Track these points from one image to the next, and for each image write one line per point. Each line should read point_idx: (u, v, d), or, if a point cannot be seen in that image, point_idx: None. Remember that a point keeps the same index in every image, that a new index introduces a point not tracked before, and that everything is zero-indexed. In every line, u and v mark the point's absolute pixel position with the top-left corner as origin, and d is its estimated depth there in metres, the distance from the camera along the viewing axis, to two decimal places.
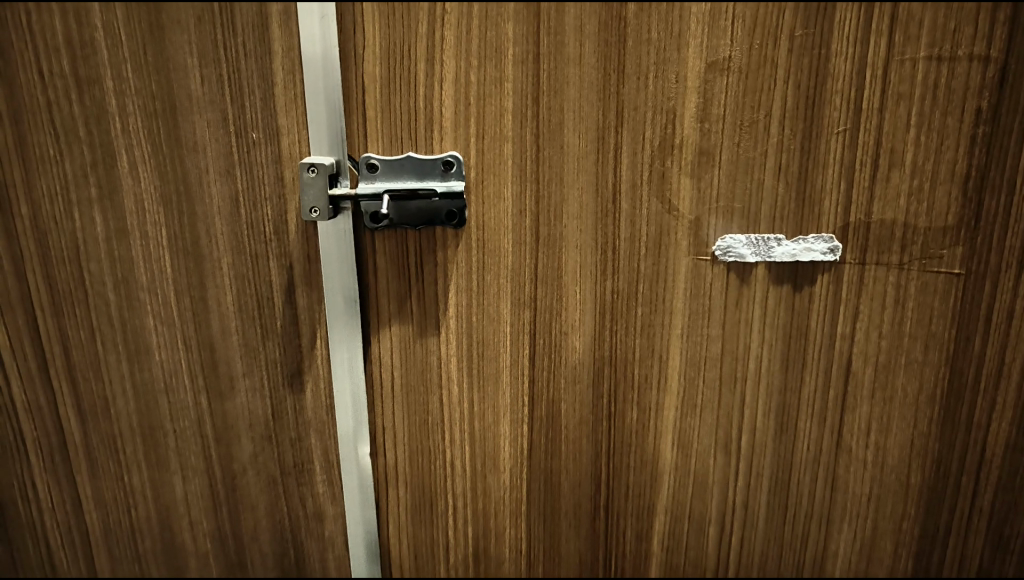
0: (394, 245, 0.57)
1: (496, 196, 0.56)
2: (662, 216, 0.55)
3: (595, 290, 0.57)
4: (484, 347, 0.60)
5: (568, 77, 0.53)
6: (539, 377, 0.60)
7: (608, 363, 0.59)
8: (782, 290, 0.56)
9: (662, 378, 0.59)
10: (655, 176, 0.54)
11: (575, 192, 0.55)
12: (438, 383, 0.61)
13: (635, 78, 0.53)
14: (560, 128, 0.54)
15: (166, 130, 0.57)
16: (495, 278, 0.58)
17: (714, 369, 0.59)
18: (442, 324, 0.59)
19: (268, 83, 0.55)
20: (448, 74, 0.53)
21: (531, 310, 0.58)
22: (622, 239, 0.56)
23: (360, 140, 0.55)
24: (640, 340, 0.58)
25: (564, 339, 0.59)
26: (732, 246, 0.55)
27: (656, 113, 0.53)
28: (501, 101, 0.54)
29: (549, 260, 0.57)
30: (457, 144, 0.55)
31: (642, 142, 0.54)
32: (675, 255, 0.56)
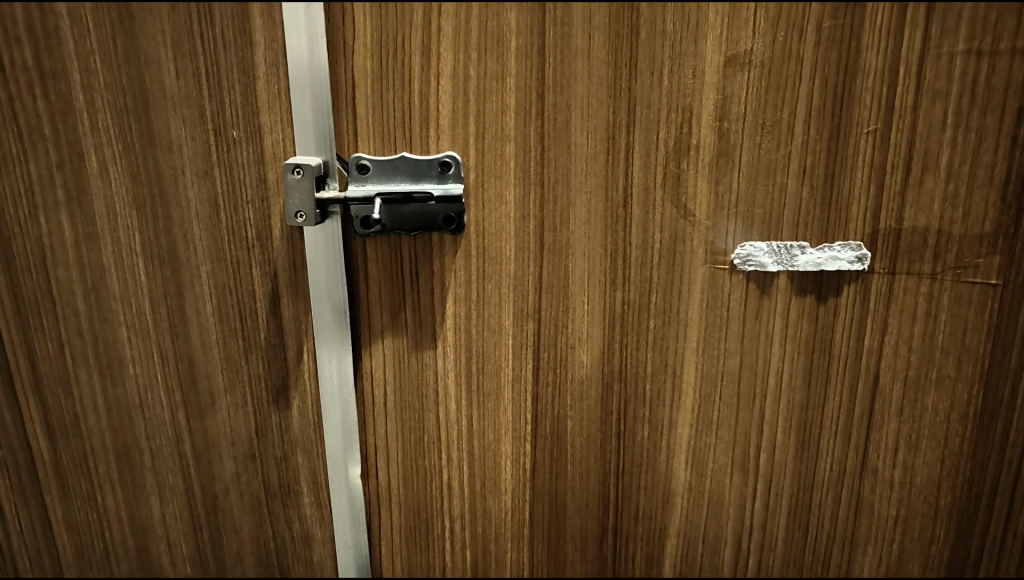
0: (387, 252, 0.53)
1: (497, 200, 0.51)
2: (677, 222, 0.51)
3: (604, 301, 0.53)
4: (484, 361, 0.55)
5: (576, 71, 0.49)
6: (543, 394, 0.56)
7: (617, 378, 0.55)
8: (805, 301, 0.52)
9: (675, 395, 0.55)
10: (670, 178, 0.50)
11: (583, 195, 0.51)
12: (434, 400, 0.57)
13: (648, 72, 0.48)
14: (568, 127, 0.50)
15: (139, 127, 0.52)
16: (496, 288, 0.53)
17: (731, 385, 0.55)
18: (439, 337, 0.55)
19: (248, 77, 0.50)
20: (446, 68, 0.49)
21: (534, 322, 0.54)
22: (634, 246, 0.52)
23: (350, 138, 0.51)
24: (652, 354, 0.54)
25: (571, 353, 0.55)
26: (752, 254, 0.51)
27: (671, 111, 0.49)
28: (503, 97, 0.49)
29: (555, 268, 0.53)
30: (455, 143, 0.50)
31: (656, 142, 0.50)
32: (691, 264, 0.52)
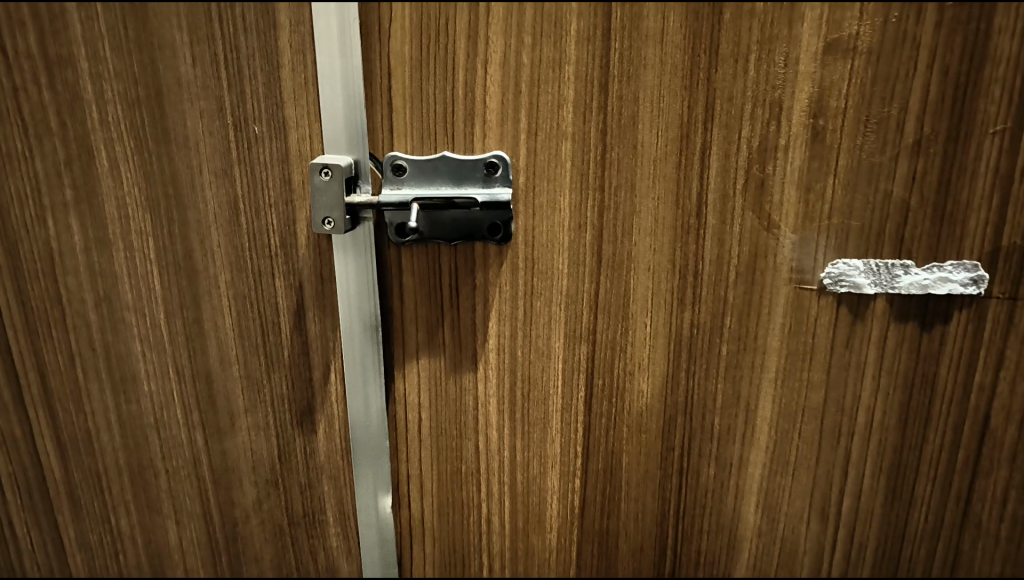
0: (425, 263, 0.47)
1: (549, 206, 0.45)
2: (758, 234, 0.44)
3: (669, 322, 0.47)
4: (531, 386, 0.49)
5: (645, 58, 0.42)
6: (596, 425, 0.50)
7: (681, 410, 0.48)
8: (906, 328, 0.45)
9: (748, 431, 0.48)
10: (752, 184, 0.43)
11: (649, 202, 0.44)
12: (474, 428, 0.51)
13: (731, 60, 0.41)
14: (634, 123, 0.43)
15: (152, 121, 0.47)
16: (546, 305, 0.47)
17: (814, 421, 0.48)
18: (480, 358, 0.49)
19: (272, 64, 0.44)
20: (496, 54, 0.42)
21: (588, 344, 0.48)
22: (706, 262, 0.45)
23: (384, 134, 0.45)
24: (723, 385, 0.48)
25: (629, 380, 0.48)
26: (846, 273, 0.44)
27: (756, 106, 0.42)
28: (560, 88, 0.43)
29: (613, 285, 0.46)
30: (503, 142, 0.44)
31: (737, 142, 0.43)
32: (773, 283, 0.45)
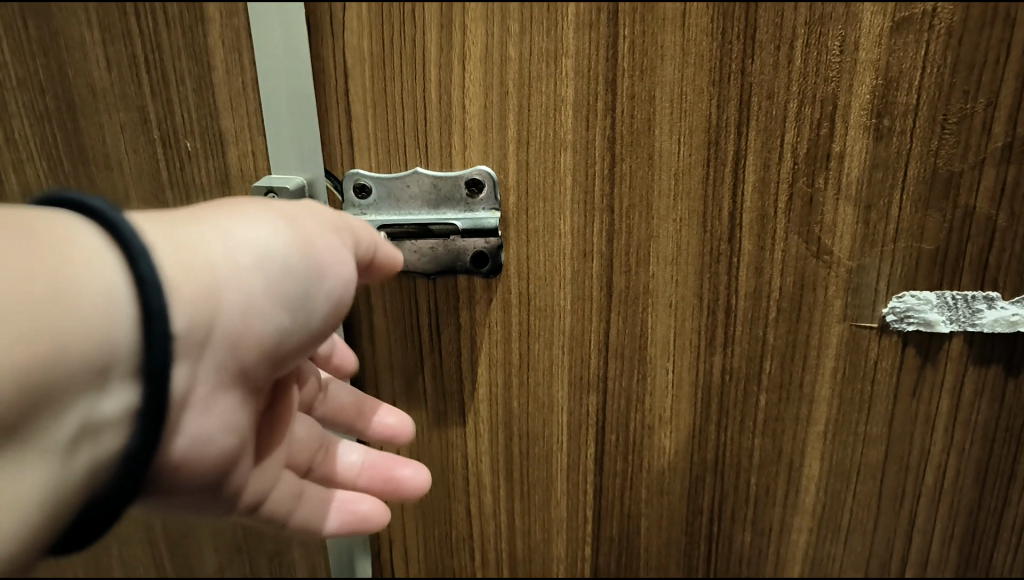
0: (398, 302, 0.39)
1: (548, 231, 0.37)
2: (805, 263, 0.36)
3: (695, 368, 0.39)
4: (531, 443, 0.41)
5: (663, 47, 0.33)
6: (609, 487, 0.42)
7: (711, 470, 0.41)
8: (987, 373, 0.37)
9: (791, 493, 0.41)
10: (798, 201, 0.35)
11: (669, 225, 0.36)
12: (465, 490, 0.43)
13: (772, 48, 0.33)
14: (650, 128, 0.35)
15: (65, 136, 0.39)
16: (546, 348, 0.39)
17: (871, 483, 0.40)
18: (469, 411, 0.41)
19: (201, 66, 0.36)
20: (476, 46, 0.34)
21: (598, 394, 0.40)
22: (740, 297, 0.37)
23: (342, 148, 0.37)
24: (761, 440, 0.40)
25: (648, 435, 0.40)
26: (914, 308, 0.36)
27: (804, 104, 0.33)
28: (557, 87, 0.34)
29: (627, 324, 0.38)
30: (488, 154, 0.36)
31: (779, 150, 0.34)
32: (822, 320, 0.37)
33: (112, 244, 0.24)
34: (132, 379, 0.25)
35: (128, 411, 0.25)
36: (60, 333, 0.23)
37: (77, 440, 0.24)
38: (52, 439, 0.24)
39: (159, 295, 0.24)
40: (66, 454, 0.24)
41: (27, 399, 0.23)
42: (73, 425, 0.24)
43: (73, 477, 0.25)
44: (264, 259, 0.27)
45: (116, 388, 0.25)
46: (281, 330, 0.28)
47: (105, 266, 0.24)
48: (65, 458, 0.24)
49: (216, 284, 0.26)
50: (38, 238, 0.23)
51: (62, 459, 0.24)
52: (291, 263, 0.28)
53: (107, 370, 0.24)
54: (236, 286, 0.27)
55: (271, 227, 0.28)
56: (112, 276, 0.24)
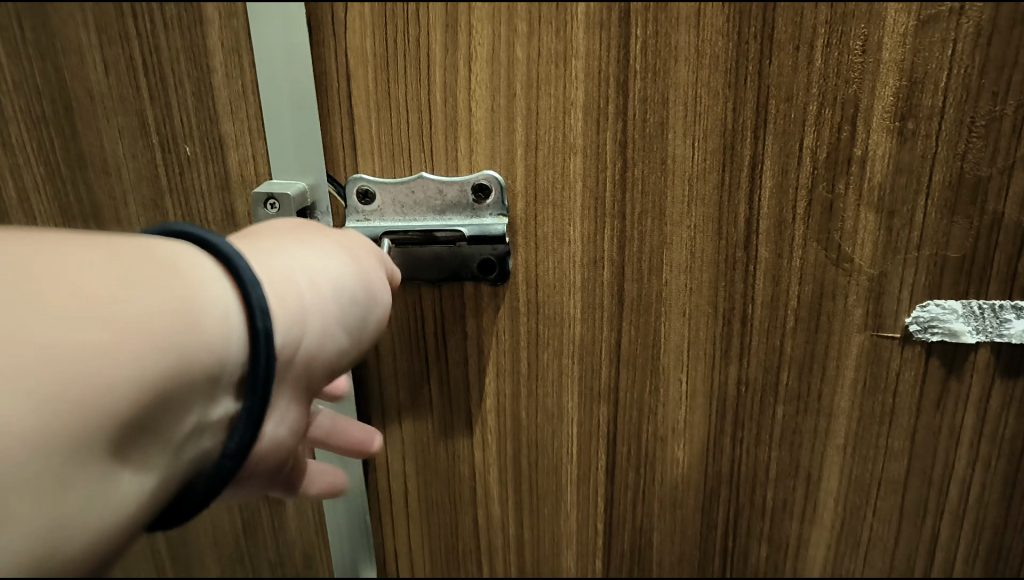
0: (403, 310, 0.38)
1: (557, 238, 0.36)
2: (824, 271, 0.34)
3: (709, 379, 0.37)
4: (540, 455, 0.40)
5: (676, 48, 0.32)
6: (620, 500, 0.41)
7: (725, 483, 0.40)
8: (1014, 385, 0.35)
9: (808, 508, 0.39)
10: (817, 208, 0.34)
11: (684, 231, 0.35)
12: (472, 502, 0.42)
13: (791, 48, 0.31)
14: (663, 131, 0.33)
15: (63, 141, 0.38)
16: (555, 358, 0.38)
17: (892, 497, 0.38)
18: (477, 422, 0.40)
19: (200, 68, 0.35)
20: (482, 46, 0.33)
21: (609, 405, 0.39)
22: (757, 306, 0.36)
23: (345, 152, 0.36)
24: (777, 453, 0.38)
25: (661, 447, 0.39)
26: (938, 317, 0.34)
27: (824, 106, 0.32)
28: (567, 89, 0.33)
29: (639, 334, 0.37)
30: (496, 158, 0.35)
31: (798, 154, 0.33)
32: (842, 330, 0.35)
33: (221, 265, 0.23)
34: (242, 389, 0.23)
35: (229, 420, 0.23)
36: (189, 332, 0.21)
37: (186, 447, 0.22)
38: (167, 439, 0.22)
39: (267, 317, 0.23)
40: (175, 460, 0.22)
41: (154, 402, 0.21)
42: (186, 429, 0.22)
43: (176, 479, 0.22)
44: (336, 283, 0.27)
45: (222, 398, 0.23)
46: (348, 352, 0.28)
47: (216, 284, 0.23)
48: (173, 465, 0.22)
49: (307, 308, 0.26)
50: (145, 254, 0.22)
51: (172, 455, 0.22)
52: (357, 296, 0.28)
53: (218, 376, 0.23)
54: (318, 308, 0.26)
55: (334, 259, 0.28)
56: (223, 293, 0.23)
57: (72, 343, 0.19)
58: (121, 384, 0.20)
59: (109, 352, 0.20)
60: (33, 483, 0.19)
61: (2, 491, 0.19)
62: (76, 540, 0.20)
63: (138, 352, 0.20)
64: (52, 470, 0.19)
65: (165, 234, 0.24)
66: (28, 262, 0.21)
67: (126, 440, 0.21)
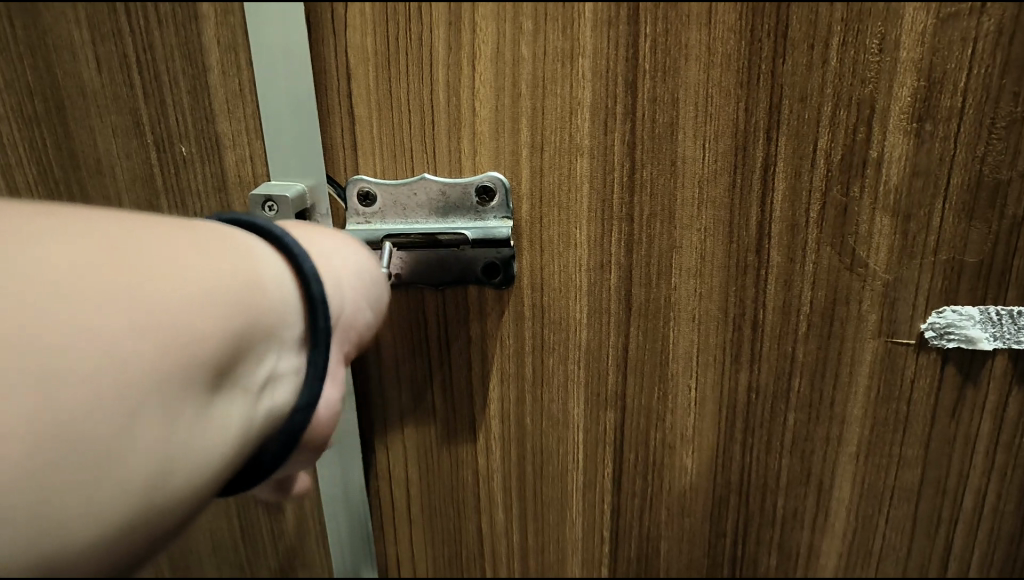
0: (405, 314, 0.37)
1: (564, 242, 0.35)
2: (838, 276, 0.34)
3: (719, 385, 0.36)
4: (545, 462, 0.39)
5: (687, 46, 0.31)
6: (626, 508, 0.40)
7: (734, 491, 0.39)
8: None
9: (819, 516, 0.39)
10: (831, 211, 0.33)
11: (693, 235, 0.34)
12: (476, 509, 0.41)
13: (806, 46, 0.30)
14: (673, 132, 0.32)
15: (55, 141, 0.37)
16: (561, 364, 0.37)
17: (905, 506, 0.38)
18: (481, 428, 0.39)
19: (196, 66, 0.34)
20: (486, 45, 0.32)
21: (615, 412, 0.38)
22: (768, 311, 0.35)
23: (346, 152, 0.35)
24: (787, 461, 0.38)
25: (669, 455, 0.38)
26: (955, 323, 0.33)
27: (839, 107, 0.31)
28: (574, 88, 0.32)
29: (647, 339, 0.36)
30: (500, 159, 0.34)
31: (812, 156, 0.32)
32: (856, 336, 0.34)
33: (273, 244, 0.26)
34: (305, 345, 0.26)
35: (296, 373, 0.26)
36: (259, 291, 0.24)
37: (264, 393, 0.25)
38: (249, 384, 0.24)
39: (320, 284, 0.26)
40: (258, 405, 0.24)
41: (241, 347, 0.23)
42: (263, 376, 0.24)
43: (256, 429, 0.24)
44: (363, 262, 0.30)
45: (288, 354, 0.26)
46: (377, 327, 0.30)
47: (272, 258, 0.26)
48: (255, 409, 0.24)
49: (341, 280, 0.28)
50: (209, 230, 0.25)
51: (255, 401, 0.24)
52: (372, 271, 0.30)
53: (283, 333, 0.25)
54: (351, 285, 0.28)
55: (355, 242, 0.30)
56: (277, 265, 0.26)
57: (169, 292, 0.21)
58: (216, 327, 0.22)
59: (203, 301, 0.22)
60: (155, 403, 0.21)
61: (127, 416, 0.20)
62: (186, 468, 0.22)
63: (224, 298, 0.23)
64: (163, 396, 0.21)
65: (216, 220, 0.26)
66: (105, 228, 0.22)
67: (220, 379, 0.23)
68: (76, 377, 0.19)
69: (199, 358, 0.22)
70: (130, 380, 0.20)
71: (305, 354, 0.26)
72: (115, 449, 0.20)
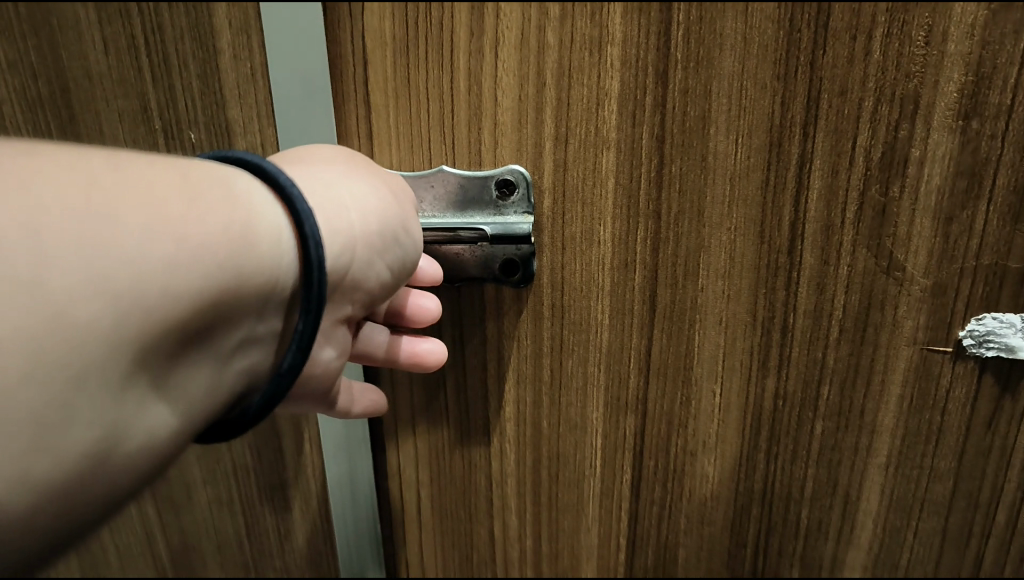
0: None
1: (586, 239, 0.33)
2: (873, 279, 0.32)
3: (745, 391, 0.35)
4: (561, 467, 0.38)
5: (722, 35, 0.29)
6: (644, 515, 0.39)
7: (757, 501, 0.37)
8: None
9: (844, 528, 0.37)
10: (868, 211, 0.31)
11: (723, 233, 0.32)
12: (488, 513, 0.40)
13: (848, 37, 0.29)
14: (704, 125, 0.31)
15: (60, 126, 0.36)
16: (580, 365, 0.36)
17: (935, 519, 0.36)
18: (494, 431, 0.38)
19: (207, 50, 0.33)
20: (511, 31, 0.30)
21: (636, 417, 0.36)
22: (799, 315, 0.33)
23: (361, 142, 0.33)
24: (813, 470, 0.36)
25: (689, 462, 0.37)
26: (994, 332, 0.32)
27: (881, 102, 0.29)
28: (601, 78, 0.31)
29: (671, 342, 0.35)
30: (522, 152, 0.32)
31: (851, 152, 0.30)
32: (890, 343, 0.33)
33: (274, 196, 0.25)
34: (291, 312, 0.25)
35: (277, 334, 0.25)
36: (242, 249, 0.23)
37: (234, 355, 0.25)
38: (218, 349, 0.24)
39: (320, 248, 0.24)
40: (225, 368, 0.24)
41: (211, 318, 0.23)
42: (237, 342, 0.24)
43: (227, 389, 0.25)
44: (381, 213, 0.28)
45: (273, 316, 0.25)
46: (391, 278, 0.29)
47: (273, 211, 0.24)
48: (223, 370, 0.24)
49: (356, 239, 0.27)
50: (198, 177, 0.23)
51: (224, 365, 0.24)
52: (399, 238, 0.29)
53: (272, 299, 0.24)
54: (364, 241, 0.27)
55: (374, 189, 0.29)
56: (277, 217, 0.24)
57: (140, 252, 0.21)
58: (185, 294, 0.22)
59: (173, 273, 0.22)
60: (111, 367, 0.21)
61: (82, 376, 0.20)
62: (136, 438, 0.22)
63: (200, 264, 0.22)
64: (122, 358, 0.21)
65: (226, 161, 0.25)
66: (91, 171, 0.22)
67: (182, 346, 0.23)
68: (35, 356, 0.20)
69: (156, 332, 0.22)
70: (86, 352, 0.20)
71: (291, 318, 0.26)
72: (72, 408, 0.20)
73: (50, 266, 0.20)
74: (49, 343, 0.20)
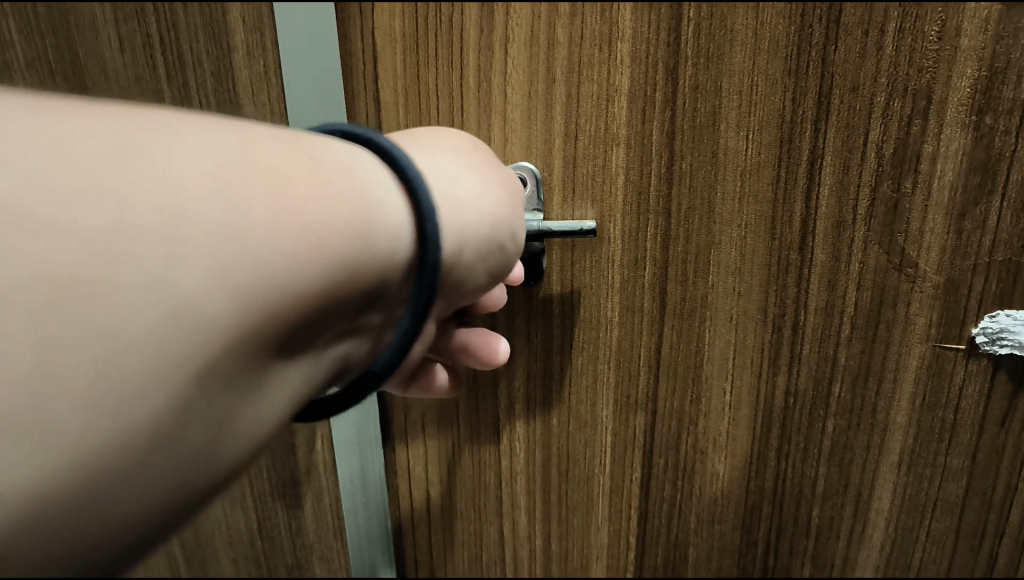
0: None
1: (596, 235, 0.33)
2: (885, 276, 0.32)
3: (755, 388, 0.35)
4: (570, 465, 0.38)
5: (732, 31, 0.30)
6: (654, 513, 0.39)
7: (768, 499, 0.37)
8: None
9: (856, 528, 0.37)
10: (880, 208, 0.31)
11: (733, 230, 0.32)
12: (497, 511, 0.40)
13: (858, 33, 0.29)
14: (714, 121, 0.31)
15: None
16: (590, 363, 0.36)
17: (948, 520, 0.36)
18: (504, 428, 0.38)
19: (221, 49, 0.33)
20: (520, 28, 0.31)
21: (645, 414, 0.36)
22: (810, 313, 0.33)
23: None
24: (824, 469, 0.36)
25: (699, 460, 0.37)
26: (1009, 330, 0.31)
27: (893, 98, 0.29)
28: (611, 74, 0.31)
29: (680, 339, 0.35)
30: (532, 149, 0.32)
31: (863, 148, 0.30)
32: (902, 341, 0.33)
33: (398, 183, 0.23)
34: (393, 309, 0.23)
35: (376, 329, 0.23)
36: (355, 240, 0.21)
37: (332, 352, 0.22)
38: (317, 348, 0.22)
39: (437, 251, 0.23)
40: (320, 366, 0.22)
41: (320, 313, 0.21)
42: (336, 339, 0.22)
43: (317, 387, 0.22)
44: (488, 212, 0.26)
45: (376, 310, 0.23)
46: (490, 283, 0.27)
47: (393, 202, 0.22)
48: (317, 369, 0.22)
49: (467, 239, 0.24)
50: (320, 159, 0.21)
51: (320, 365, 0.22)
52: (505, 245, 0.26)
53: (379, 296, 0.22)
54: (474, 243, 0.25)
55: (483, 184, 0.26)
56: (399, 210, 0.22)
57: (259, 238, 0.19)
58: (297, 289, 0.20)
59: (289, 265, 0.19)
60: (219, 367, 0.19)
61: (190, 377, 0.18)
62: (228, 446, 0.20)
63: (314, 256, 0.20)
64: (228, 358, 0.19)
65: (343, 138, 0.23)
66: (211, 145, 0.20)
67: (285, 344, 0.20)
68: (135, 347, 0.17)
69: (265, 328, 0.19)
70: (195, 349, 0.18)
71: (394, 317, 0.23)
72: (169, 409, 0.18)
73: (136, 252, 0.17)
74: (153, 336, 0.17)
